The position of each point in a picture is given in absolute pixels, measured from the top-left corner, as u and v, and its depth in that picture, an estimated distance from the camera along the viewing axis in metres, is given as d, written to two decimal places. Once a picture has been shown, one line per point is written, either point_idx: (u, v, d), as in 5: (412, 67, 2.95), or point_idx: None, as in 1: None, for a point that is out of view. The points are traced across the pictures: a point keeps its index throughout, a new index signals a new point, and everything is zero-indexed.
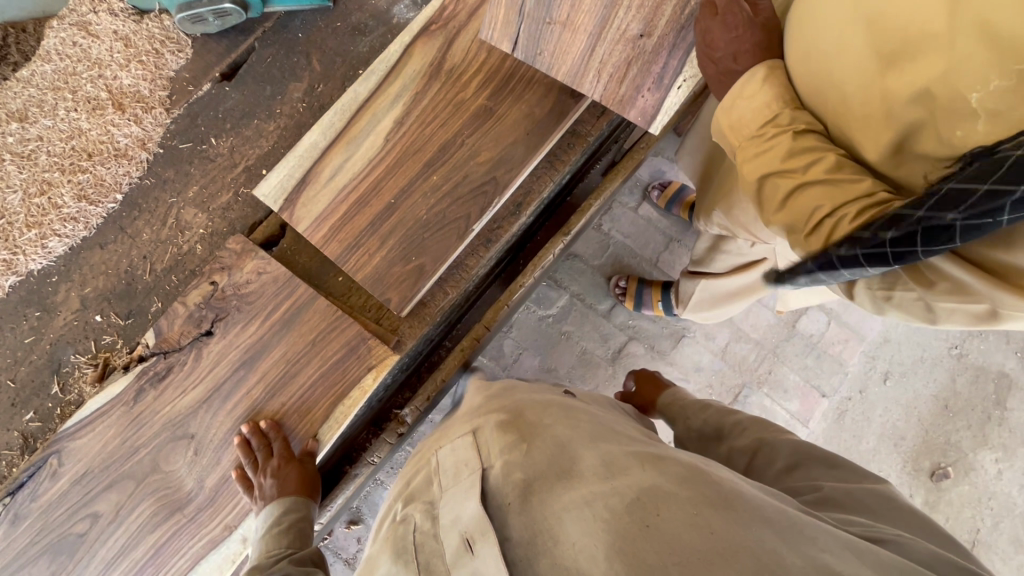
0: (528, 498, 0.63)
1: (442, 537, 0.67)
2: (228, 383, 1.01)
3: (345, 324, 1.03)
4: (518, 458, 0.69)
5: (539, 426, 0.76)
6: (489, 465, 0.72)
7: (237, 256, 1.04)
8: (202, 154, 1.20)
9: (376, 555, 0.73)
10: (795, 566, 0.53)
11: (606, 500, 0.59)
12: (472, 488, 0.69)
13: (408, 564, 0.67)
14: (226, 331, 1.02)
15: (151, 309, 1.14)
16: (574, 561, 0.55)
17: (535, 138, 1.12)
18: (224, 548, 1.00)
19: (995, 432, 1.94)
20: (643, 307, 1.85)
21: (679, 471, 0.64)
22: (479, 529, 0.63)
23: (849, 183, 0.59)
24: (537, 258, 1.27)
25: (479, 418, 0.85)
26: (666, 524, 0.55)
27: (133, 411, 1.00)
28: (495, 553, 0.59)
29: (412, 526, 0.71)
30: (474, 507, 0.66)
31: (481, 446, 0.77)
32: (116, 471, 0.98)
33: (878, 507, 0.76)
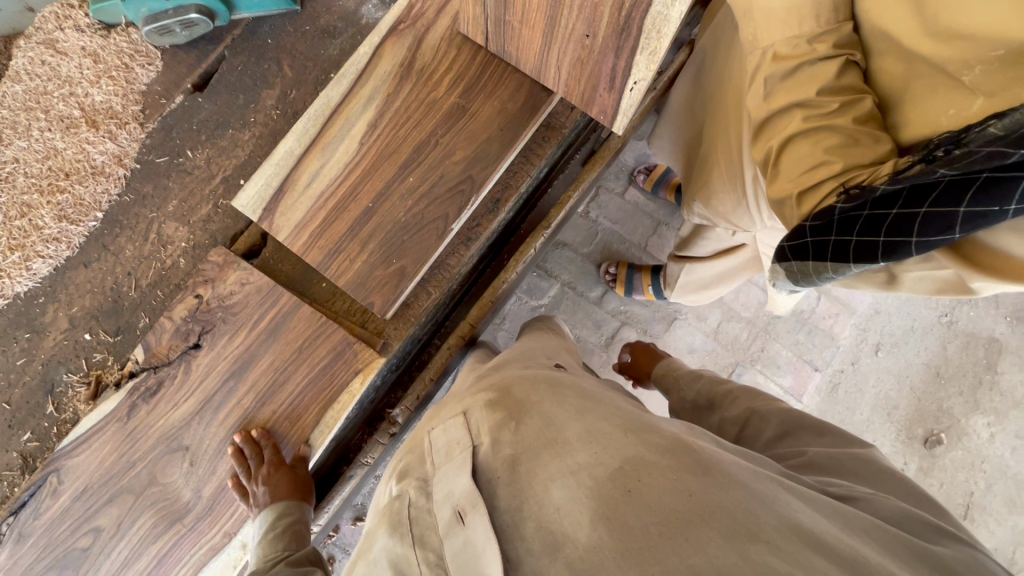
0: (515, 470, 0.65)
1: (434, 512, 0.69)
2: (219, 394, 1.03)
3: (331, 329, 1.04)
4: (508, 437, 0.70)
5: (526, 404, 0.75)
6: (479, 441, 0.73)
7: (221, 267, 1.05)
8: (179, 167, 1.20)
9: (374, 530, 0.75)
10: (771, 526, 0.52)
11: (591, 470, 0.60)
12: (464, 465, 0.70)
13: (403, 538, 0.68)
14: (214, 342, 1.03)
15: (139, 325, 1.15)
16: (558, 524, 0.57)
17: (510, 132, 1.12)
18: (226, 555, 1.03)
19: (986, 395, 1.96)
20: (634, 293, 1.86)
21: (661, 441, 0.64)
22: (470, 501, 0.64)
23: (869, 138, 0.66)
24: (519, 252, 1.28)
25: (468, 399, 0.86)
26: (648, 489, 0.56)
27: (128, 426, 1.01)
28: (484, 522, 0.61)
29: (408, 500, 0.73)
30: (466, 482, 0.67)
31: (472, 425, 0.77)
32: (115, 486, 1.00)
33: (867, 476, 0.76)
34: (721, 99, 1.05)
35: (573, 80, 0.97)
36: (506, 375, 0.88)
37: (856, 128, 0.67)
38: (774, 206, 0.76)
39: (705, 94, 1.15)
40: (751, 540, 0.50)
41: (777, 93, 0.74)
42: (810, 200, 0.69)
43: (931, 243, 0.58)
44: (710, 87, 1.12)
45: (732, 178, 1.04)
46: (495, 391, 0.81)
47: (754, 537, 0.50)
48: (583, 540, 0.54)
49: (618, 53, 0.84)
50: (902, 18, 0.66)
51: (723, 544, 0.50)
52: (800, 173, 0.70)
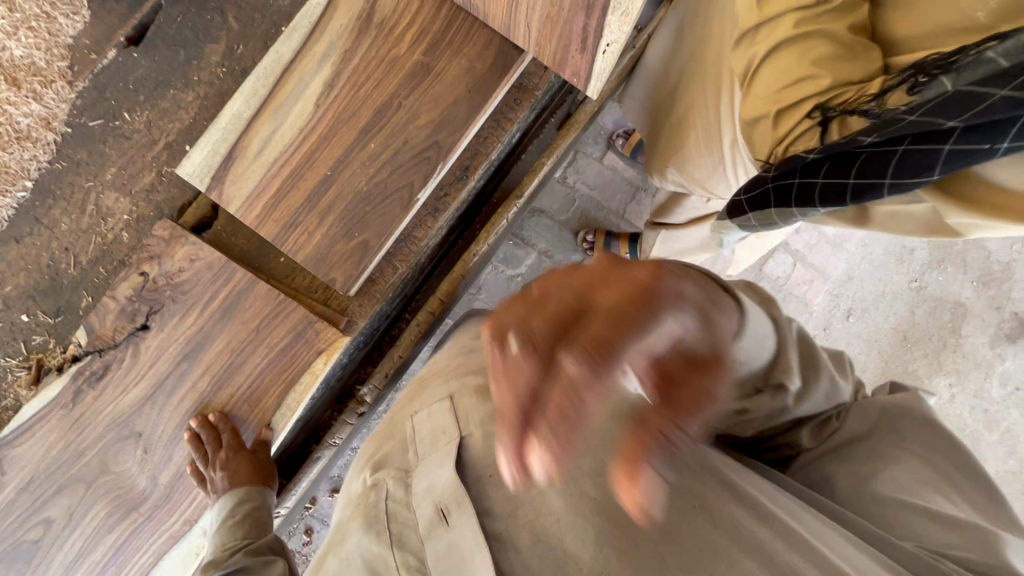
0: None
1: (415, 506, 0.71)
2: (172, 377, 0.97)
3: (290, 307, 0.98)
4: (499, 431, 0.73)
5: None
6: (467, 433, 0.76)
7: (166, 243, 0.97)
8: (116, 131, 1.10)
9: (346, 522, 0.74)
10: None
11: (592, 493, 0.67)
12: (447, 458, 0.73)
13: (379, 534, 0.70)
14: (163, 323, 0.97)
15: (82, 304, 1.07)
16: (557, 539, 0.64)
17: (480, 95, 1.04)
18: (186, 542, 0.99)
19: (949, 358, 2.02)
20: None
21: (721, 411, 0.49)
22: (454, 499, 0.69)
23: (863, 49, 0.70)
24: (490, 223, 1.23)
25: (457, 380, 0.85)
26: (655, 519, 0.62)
27: (73, 414, 0.95)
28: (473, 526, 0.66)
29: (385, 491, 0.73)
30: (449, 477, 0.71)
31: (459, 411, 0.79)
32: (64, 475, 0.95)
33: (917, 451, 0.72)
34: (703, 58, 0.98)
35: (544, 39, 0.90)
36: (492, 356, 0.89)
37: (848, 37, 0.70)
38: (750, 126, 0.81)
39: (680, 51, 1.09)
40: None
41: (773, 2, 0.77)
42: (788, 118, 0.74)
43: (903, 185, 0.60)
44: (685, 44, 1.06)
45: (710, 144, 0.99)
46: (485, 376, 0.83)
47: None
48: (585, 559, 0.62)
49: (589, 12, 0.76)
50: None
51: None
52: (782, 89, 0.74)
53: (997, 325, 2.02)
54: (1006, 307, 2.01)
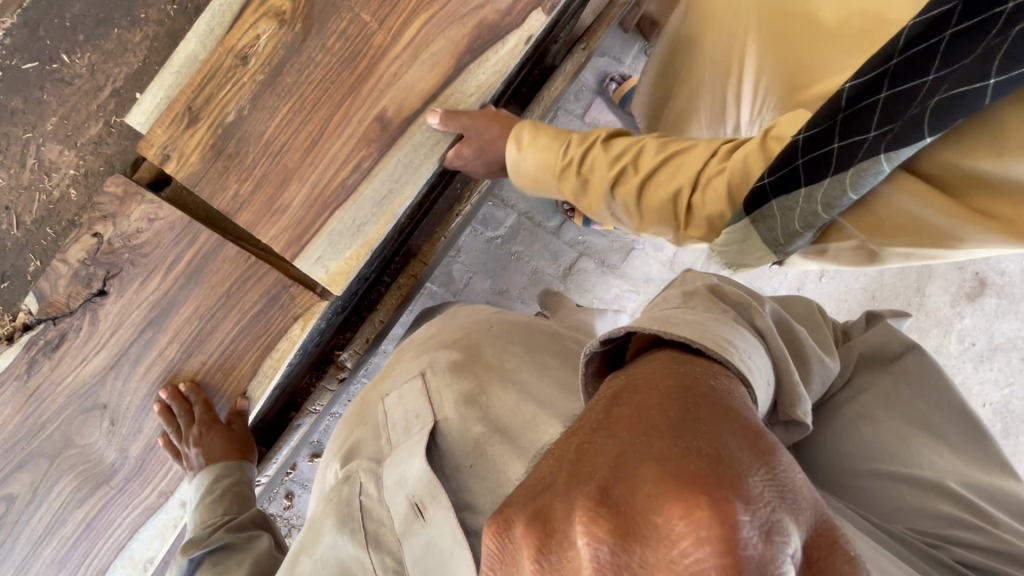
0: (483, 456, 0.67)
1: (389, 502, 0.69)
2: (137, 345, 0.91)
3: (262, 271, 0.92)
4: (476, 414, 0.70)
5: (499, 371, 0.75)
6: (442, 416, 0.73)
7: (121, 201, 0.89)
8: (54, 76, 0.99)
9: (319, 519, 0.73)
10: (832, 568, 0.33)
11: None
12: (418, 446, 0.70)
13: (354, 533, 0.70)
14: (123, 288, 0.90)
15: (29, 269, 0.98)
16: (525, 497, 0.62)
17: (471, 58, 0.94)
18: (163, 514, 0.95)
19: (913, 317, 2.09)
20: (592, 222, 1.80)
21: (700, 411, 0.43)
22: (428, 491, 0.66)
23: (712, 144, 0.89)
24: (474, 180, 1.18)
25: (428, 355, 0.83)
26: None
27: (29, 385, 0.89)
28: (449, 522, 0.62)
29: (360, 487, 0.73)
30: (421, 467, 0.67)
31: (432, 393, 0.76)
32: (24, 451, 0.89)
33: (898, 405, 0.79)
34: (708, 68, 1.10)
35: None
36: (471, 323, 0.87)
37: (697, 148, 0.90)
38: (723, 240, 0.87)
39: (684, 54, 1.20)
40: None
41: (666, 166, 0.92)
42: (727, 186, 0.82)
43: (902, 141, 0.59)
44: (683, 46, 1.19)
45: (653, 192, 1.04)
46: (458, 348, 0.80)
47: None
48: None
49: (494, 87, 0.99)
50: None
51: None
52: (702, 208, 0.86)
53: (959, 284, 2.09)
54: (968, 267, 2.08)
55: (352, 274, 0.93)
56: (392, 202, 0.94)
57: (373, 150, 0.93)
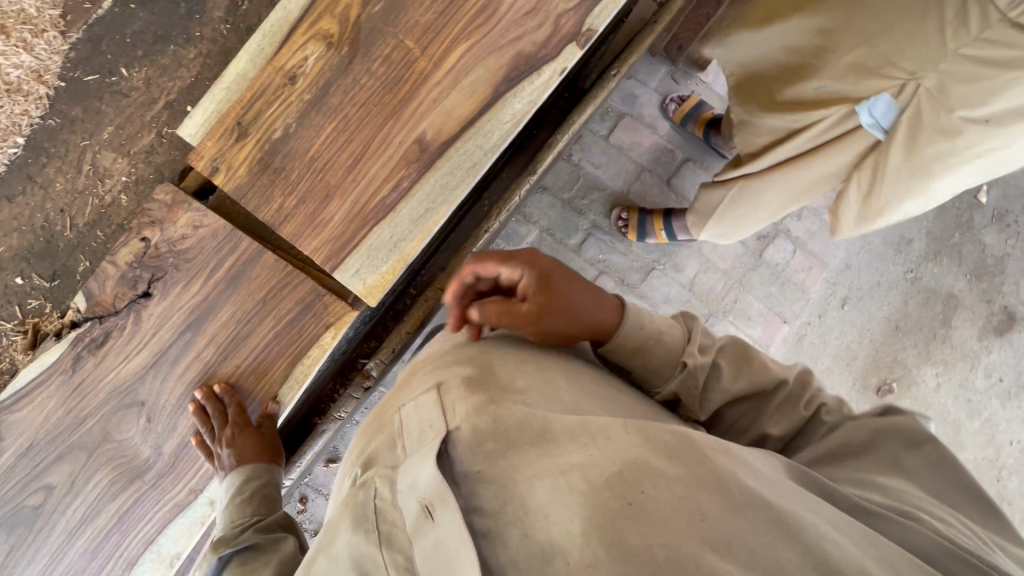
0: (497, 468, 0.54)
1: (400, 505, 0.55)
2: (176, 346, 0.95)
3: (298, 279, 0.95)
4: (486, 423, 0.58)
5: (511, 386, 0.65)
6: (454, 425, 0.60)
7: (168, 208, 0.94)
8: (113, 88, 1.04)
9: (334, 521, 0.60)
10: (795, 567, 0.43)
11: (584, 470, 0.50)
12: (429, 450, 0.57)
13: (369, 536, 0.55)
14: (166, 291, 0.95)
15: (79, 269, 1.03)
16: (545, 533, 0.47)
17: (508, 86, 0.98)
18: (190, 513, 0.96)
19: (938, 348, 2.05)
20: (646, 238, 1.84)
21: (670, 439, 0.54)
22: (440, 494, 0.52)
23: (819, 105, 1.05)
24: (503, 198, 1.20)
25: (441, 371, 0.72)
26: (652, 503, 0.47)
27: (73, 380, 0.94)
28: (458, 521, 0.49)
29: (373, 489, 0.59)
30: (432, 470, 0.54)
31: (446, 400, 0.64)
32: (65, 443, 0.93)
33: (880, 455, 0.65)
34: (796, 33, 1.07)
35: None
36: (485, 343, 0.80)
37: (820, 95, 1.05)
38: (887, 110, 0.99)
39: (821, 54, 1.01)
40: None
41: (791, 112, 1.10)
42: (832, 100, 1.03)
43: None
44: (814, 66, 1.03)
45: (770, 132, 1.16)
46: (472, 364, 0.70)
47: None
48: (576, 555, 0.45)
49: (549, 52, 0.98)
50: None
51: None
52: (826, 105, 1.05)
53: (986, 318, 2.07)
54: (996, 300, 2.07)
55: (387, 287, 0.97)
56: (428, 221, 0.97)
57: (411, 170, 0.96)
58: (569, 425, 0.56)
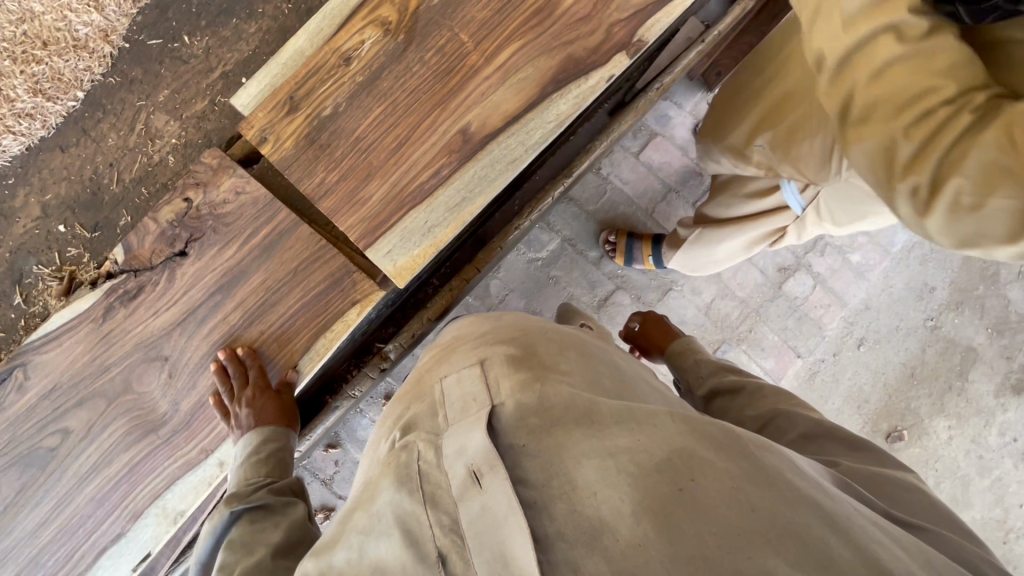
0: (543, 441, 0.57)
1: (446, 469, 0.57)
2: (205, 307, 0.97)
3: (330, 253, 0.97)
4: (532, 399, 0.62)
5: (553, 370, 0.68)
6: (499, 401, 0.63)
7: (214, 172, 0.98)
8: (173, 54, 1.08)
9: (375, 480, 0.63)
10: (843, 560, 0.47)
11: (633, 454, 0.53)
12: (477, 422, 0.61)
13: (411, 493, 0.58)
14: (201, 252, 0.97)
15: (120, 223, 1.05)
16: (594, 510, 0.51)
17: (554, 88, 1.00)
18: (201, 472, 0.96)
19: (953, 400, 2.02)
20: (634, 263, 1.82)
21: (714, 432, 0.58)
22: (488, 461, 0.55)
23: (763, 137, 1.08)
24: (535, 200, 1.22)
25: (480, 349, 0.75)
26: (703, 492, 0.50)
27: (102, 329, 0.96)
28: (507, 490, 0.52)
29: (416, 452, 0.61)
30: (482, 439, 0.57)
31: (489, 378, 0.68)
32: (87, 389, 0.95)
33: (884, 486, 0.69)
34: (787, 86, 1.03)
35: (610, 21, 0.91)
36: (523, 325, 0.83)
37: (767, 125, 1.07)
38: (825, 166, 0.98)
39: (783, 117, 1.03)
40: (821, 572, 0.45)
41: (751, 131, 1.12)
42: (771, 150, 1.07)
43: None
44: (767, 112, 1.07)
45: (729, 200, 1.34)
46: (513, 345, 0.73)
47: (824, 563, 0.46)
48: (626, 534, 0.48)
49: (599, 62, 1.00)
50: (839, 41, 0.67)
51: (789, 570, 0.45)
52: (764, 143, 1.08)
53: (1005, 374, 2.03)
54: (1016, 357, 2.03)
55: (417, 270, 0.98)
56: (462, 211, 0.98)
57: (453, 159, 0.98)
58: (615, 410, 0.60)
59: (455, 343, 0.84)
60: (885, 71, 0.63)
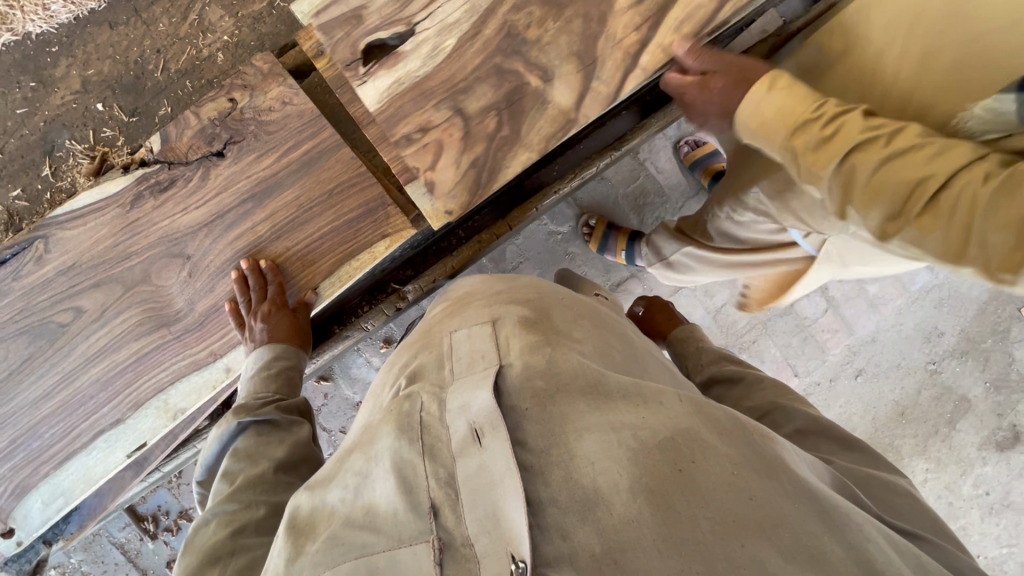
0: (547, 409, 0.52)
1: (448, 424, 0.52)
2: (233, 212, 0.95)
3: (368, 181, 0.95)
4: (540, 363, 0.56)
5: (564, 335, 0.63)
6: (507, 361, 0.57)
7: (263, 77, 0.95)
8: None
9: (374, 425, 0.57)
10: (838, 558, 0.45)
11: (634, 429, 0.50)
12: (485, 380, 0.55)
13: (411, 443, 0.51)
14: (238, 156, 0.95)
15: (159, 112, 1.03)
16: (589, 480, 0.47)
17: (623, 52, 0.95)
18: (205, 374, 0.96)
19: (936, 445, 2.03)
20: (605, 252, 1.78)
21: (719, 417, 0.54)
22: (491, 422, 0.50)
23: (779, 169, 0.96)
24: (579, 167, 1.21)
25: (497, 307, 0.69)
26: (703, 476, 0.47)
27: (128, 215, 0.95)
28: (507, 450, 0.48)
29: (419, 403, 0.55)
30: (489, 398, 0.52)
31: (500, 338, 0.62)
32: (104, 272, 0.94)
33: (874, 488, 0.69)
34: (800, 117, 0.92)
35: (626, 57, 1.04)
36: (539, 288, 0.78)
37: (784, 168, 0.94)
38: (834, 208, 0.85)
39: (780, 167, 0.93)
40: (813, 567, 0.43)
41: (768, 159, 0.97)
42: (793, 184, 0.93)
43: None
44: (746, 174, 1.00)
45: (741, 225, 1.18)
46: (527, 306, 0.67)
47: (819, 563, 0.44)
48: (618, 509, 0.45)
49: None
50: (796, 105, 0.70)
51: (781, 562, 0.43)
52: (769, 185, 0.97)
53: (992, 430, 2.03)
54: (1007, 416, 2.02)
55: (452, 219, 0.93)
56: None
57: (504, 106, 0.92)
58: (623, 384, 0.55)
59: (468, 293, 0.80)
60: (887, 167, 0.62)
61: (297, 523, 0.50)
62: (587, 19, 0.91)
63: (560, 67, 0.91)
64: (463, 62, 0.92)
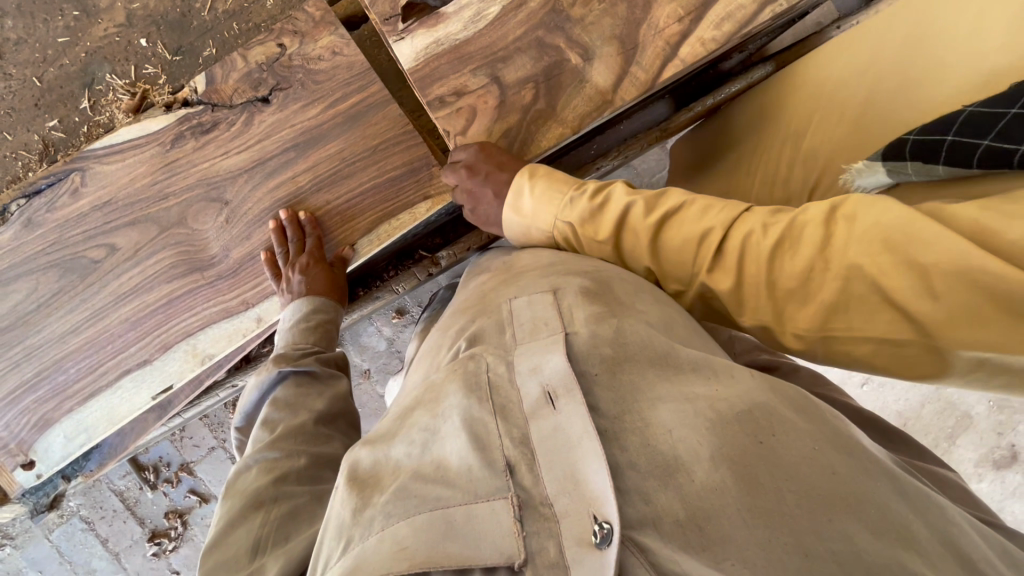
0: (617, 376, 0.52)
1: (519, 385, 0.52)
2: (275, 160, 0.93)
3: (414, 140, 0.93)
4: (608, 332, 0.56)
5: (628, 306, 0.62)
6: (573, 329, 0.57)
7: (315, 24, 0.93)
8: None
9: (437, 381, 0.56)
10: (920, 535, 0.45)
11: (711, 401, 0.49)
12: (556, 344, 0.54)
13: (480, 401, 0.51)
14: (283, 104, 0.93)
15: (203, 53, 1.00)
16: (669, 447, 0.46)
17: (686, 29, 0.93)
18: (236, 322, 0.95)
19: None
20: None
21: (793, 395, 0.54)
22: (565, 385, 0.50)
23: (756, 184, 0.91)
24: None
25: (555, 276, 0.69)
26: (784, 449, 0.47)
27: (168, 155, 0.93)
28: (584, 412, 0.47)
29: (485, 363, 0.55)
30: (562, 363, 0.52)
31: (562, 305, 0.61)
32: (140, 210, 0.93)
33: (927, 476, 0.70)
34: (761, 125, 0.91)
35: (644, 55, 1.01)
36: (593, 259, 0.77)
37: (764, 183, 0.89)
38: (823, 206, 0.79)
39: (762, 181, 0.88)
40: (900, 544, 0.44)
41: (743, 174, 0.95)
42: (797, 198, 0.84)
43: None
44: (723, 179, 0.96)
45: None
46: (587, 276, 0.66)
47: (903, 541, 0.44)
48: (701, 477, 0.44)
49: None
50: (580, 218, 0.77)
51: (869, 537, 0.43)
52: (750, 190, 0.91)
53: None
54: None
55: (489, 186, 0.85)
56: None
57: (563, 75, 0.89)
58: (694, 358, 0.55)
59: (517, 263, 0.79)
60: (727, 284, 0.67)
61: (362, 475, 0.50)
62: (631, 5, 0.88)
63: (601, 47, 0.89)
64: (505, 31, 0.90)
